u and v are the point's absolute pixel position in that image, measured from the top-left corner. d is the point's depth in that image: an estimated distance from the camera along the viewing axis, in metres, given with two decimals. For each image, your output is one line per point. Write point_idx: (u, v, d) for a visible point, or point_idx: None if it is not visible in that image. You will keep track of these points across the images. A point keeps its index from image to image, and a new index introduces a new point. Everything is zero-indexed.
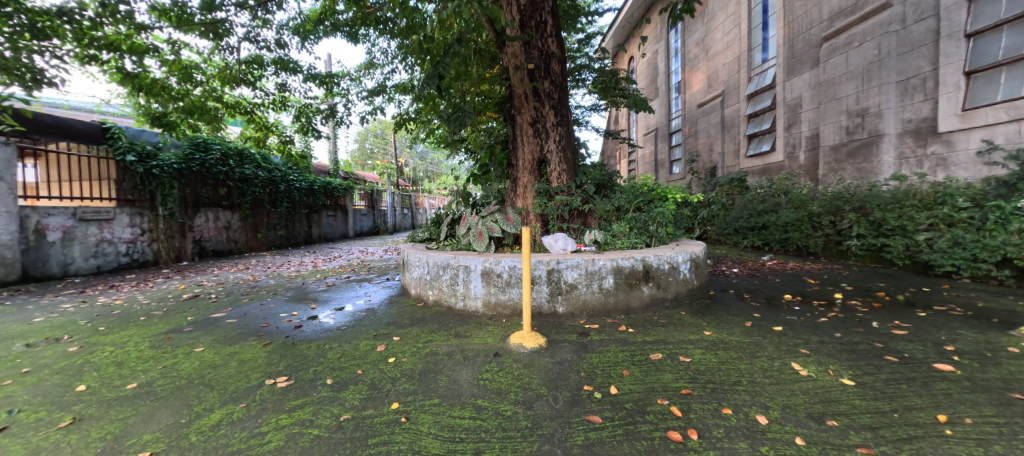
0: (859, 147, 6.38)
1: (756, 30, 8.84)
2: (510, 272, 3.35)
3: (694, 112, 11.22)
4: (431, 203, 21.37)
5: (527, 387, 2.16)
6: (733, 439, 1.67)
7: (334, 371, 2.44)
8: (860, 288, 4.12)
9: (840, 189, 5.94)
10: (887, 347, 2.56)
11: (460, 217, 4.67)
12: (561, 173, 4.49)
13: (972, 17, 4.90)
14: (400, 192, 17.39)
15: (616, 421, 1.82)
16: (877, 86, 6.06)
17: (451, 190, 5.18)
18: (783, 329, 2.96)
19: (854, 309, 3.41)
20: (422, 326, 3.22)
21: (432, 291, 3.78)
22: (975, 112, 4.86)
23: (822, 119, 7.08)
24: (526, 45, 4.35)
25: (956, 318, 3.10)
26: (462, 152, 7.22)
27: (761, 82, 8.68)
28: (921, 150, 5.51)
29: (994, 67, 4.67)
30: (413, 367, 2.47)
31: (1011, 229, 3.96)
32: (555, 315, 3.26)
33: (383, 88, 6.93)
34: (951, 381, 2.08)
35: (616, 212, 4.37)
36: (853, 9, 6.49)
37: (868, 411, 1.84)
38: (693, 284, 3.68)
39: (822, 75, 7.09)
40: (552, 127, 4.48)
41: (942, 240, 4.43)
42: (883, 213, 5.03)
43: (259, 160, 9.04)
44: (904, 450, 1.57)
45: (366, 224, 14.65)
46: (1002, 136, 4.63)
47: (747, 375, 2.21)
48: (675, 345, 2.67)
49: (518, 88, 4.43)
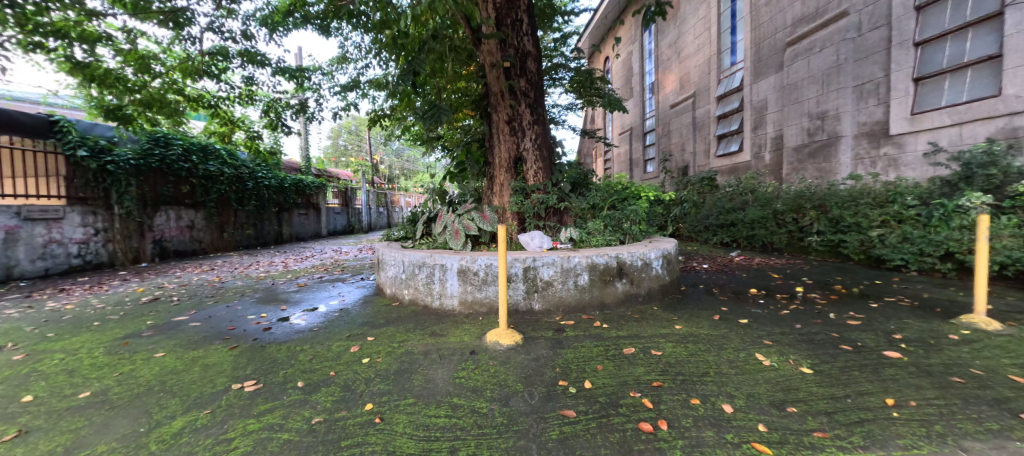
0: (819, 148, 6.72)
1: (725, 34, 9.16)
2: (487, 269, 3.35)
3: (667, 112, 11.55)
4: (408, 201, 21.08)
5: (503, 383, 2.17)
6: (701, 428, 1.73)
7: (305, 374, 2.37)
8: (820, 282, 4.35)
9: (802, 188, 6.23)
10: (842, 336, 2.72)
11: (437, 216, 4.61)
12: (537, 171, 4.48)
13: (920, 27, 5.23)
14: (375, 190, 17.05)
15: (590, 414, 1.86)
16: (836, 90, 6.39)
17: (427, 187, 5.15)
18: (749, 321, 3.10)
19: (814, 301, 3.60)
20: (397, 326, 3.18)
21: (408, 290, 3.74)
22: (923, 116, 5.20)
23: (785, 121, 7.42)
24: (502, 43, 4.32)
25: (903, 308, 3.32)
26: (440, 149, 7.14)
27: (730, 84, 8.99)
28: (876, 151, 5.85)
29: (939, 75, 5.01)
30: (388, 367, 2.43)
31: (953, 225, 4.22)
32: (532, 312, 3.29)
33: (357, 83, 6.75)
34: (899, 367, 2.23)
35: (591, 210, 4.43)
36: (813, 16, 6.81)
37: (824, 397, 1.95)
38: (666, 280, 3.76)
39: (785, 79, 7.42)
40: (529, 125, 4.49)
41: (893, 235, 4.71)
42: (841, 211, 5.32)
43: (225, 156, 8.64)
44: (856, 433, 1.67)
45: (340, 223, 14.30)
46: (945, 138, 4.97)
47: (714, 366, 2.30)
48: (647, 339, 2.75)
49: (494, 85, 4.40)
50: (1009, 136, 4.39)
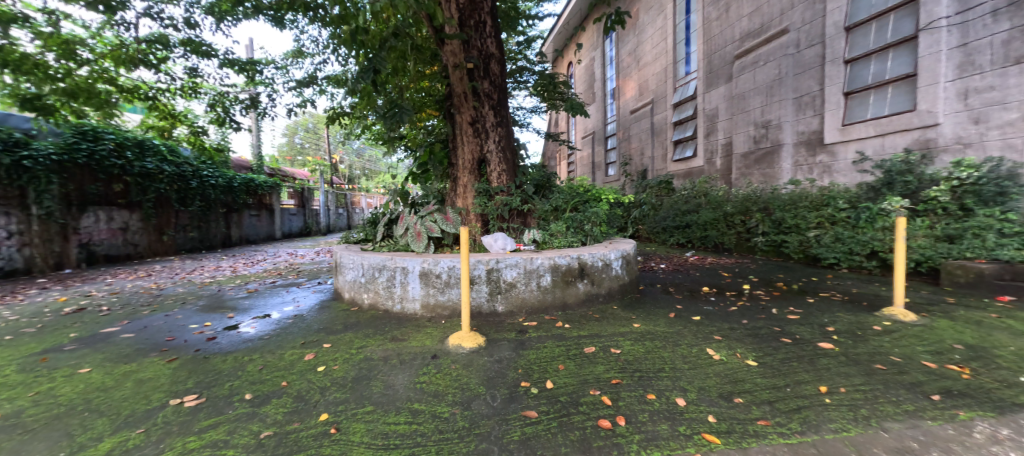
0: (764, 155, 7.20)
1: (680, 45, 9.62)
2: (449, 272, 3.30)
3: (627, 118, 11.96)
4: (369, 202, 20.44)
5: (465, 387, 2.15)
6: (656, 422, 1.80)
7: (253, 385, 2.23)
8: (764, 280, 4.66)
9: (749, 192, 6.66)
10: (783, 330, 2.93)
11: (398, 217, 4.50)
12: (500, 173, 4.49)
13: (849, 46, 5.75)
14: (335, 190, 16.41)
15: (551, 414, 1.88)
16: (778, 101, 6.89)
17: (388, 188, 5.02)
18: (701, 318, 3.26)
19: (759, 298, 3.86)
20: (356, 331, 3.06)
21: (367, 294, 3.63)
22: (851, 127, 5.72)
23: (734, 129, 7.89)
24: (465, 44, 4.31)
25: (836, 303, 3.63)
26: (402, 149, 6.99)
27: (685, 92, 9.45)
28: (812, 159, 6.36)
29: (865, 90, 5.54)
30: (345, 374, 2.34)
31: (877, 227, 4.66)
32: (495, 314, 3.29)
33: (314, 79, 6.47)
34: (831, 357, 2.44)
35: (554, 212, 4.49)
36: (758, 32, 7.31)
37: (766, 387, 2.09)
38: (625, 280, 3.88)
39: (734, 89, 7.90)
40: (492, 127, 4.49)
41: (827, 236, 5.12)
42: (783, 213, 5.73)
43: (165, 152, 7.99)
44: (794, 420, 1.79)
45: (296, 225, 13.63)
46: (870, 148, 5.49)
47: (669, 362, 2.40)
48: (607, 338, 2.82)
49: (457, 86, 4.38)
50: (922, 146, 4.91)
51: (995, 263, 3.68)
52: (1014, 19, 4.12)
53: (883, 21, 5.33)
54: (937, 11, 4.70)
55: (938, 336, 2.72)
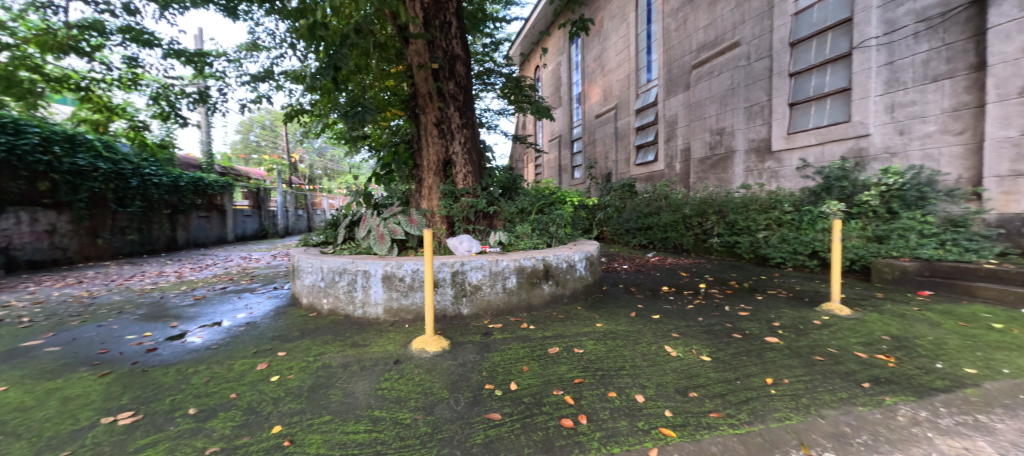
0: (719, 160, 7.60)
1: (641, 53, 9.98)
2: (413, 275, 3.23)
3: (592, 122, 12.24)
4: (331, 204, 19.70)
5: (428, 392, 2.11)
6: (616, 419, 1.85)
7: (199, 399, 2.09)
8: (719, 279, 4.92)
9: (705, 195, 7.00)
10: (734, 326, 3.10)
11: (361, 219, 4.37)
12: (466, 175, 4.46)
13: (793, 60, 6.19)
14: (294, 191, 15.69)
15: (514, 416, 1.89)
16: (731, 110, 7.29)
17: (350, 189, 4.86)
18: (660, 317, 3.39)
19: (714, 296, 4.06)
20: (314, 338, 2.94)
21: (327, 299, 3.50)
22: (795, 136, 6.15)
23: (692, 135, 8.28)
24: (430, 44, 4.27)
25: (781, 299, 3.89)
26: (365, 149, 6.80)
27: (646, 99, 9.81)
28: (762, 165, 6.78)
29: (807, 102, 5.99)
30: (301, 383, 2.24)
31: (817, 228, 5.03)
32: (460, 317, 3.27)
33: (270, 73, 6.16)
34: (776, 350, 2.60)
35: (519, 214, 4.51)
36: (713, 44, 7.71)
37: (719, 381, 2.20)
38: (589, 281, 3.97)
39: (692, 97, 8.28)
40: (457, 129, 4.46)
41: (774, 237, 5.47)
42: (736, 216, 6.07)
43: (100, 147, 7.34)
44: (743, 411, 1.90)
45: (250, 227, 12.91)
46: (812, 156, 5.93)
47: (629, 360, 2.48)
48: (571, 338, 2.87)
49: (422, 86, 4.33)
50: (855, 155, 5.36)
51: (916, 261, 4.05)
52: (932, 42, 4.57)
53: (823, 38, 5.77)
54: (868, 32, 5.14)
55: (868, 328, 2.98)
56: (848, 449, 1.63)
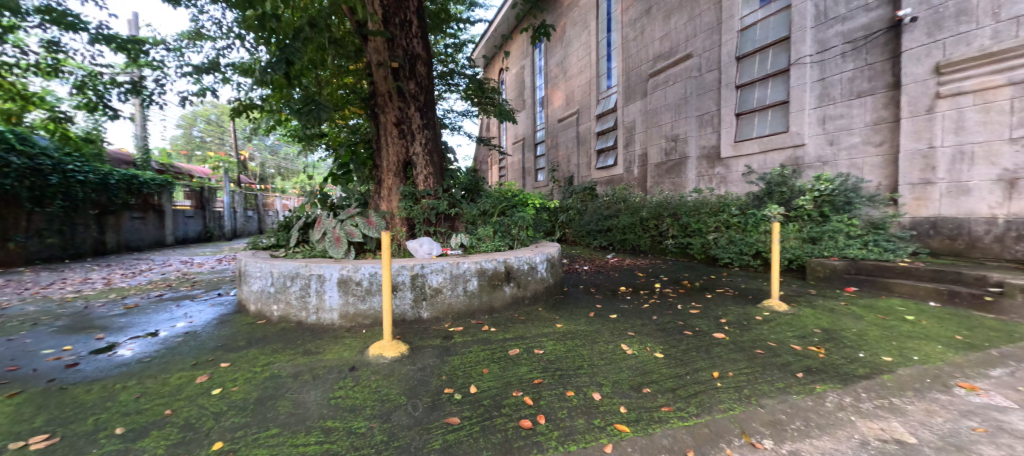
0: (673, 165, 7.98)
1: (602, 60, 10.29)
2: (371, 279, 3.14)
3: (555, 126, 12.46)
4: (285, 205, 18.72)
5: (384, 398, 2.06)
6: (573, 417, 1.89)
7: (127, 417, 1.91)
8: (673, 279, 5.16)
9: (661, 199, 7.32)
10: (686, 323, 3.26)
11: (315, 221, 4.19)
12: (427, 176, 4.40)
13: (739, 73, 6.62)
14: (243, 191, 14.76)
15: (473, 419, 1.88)
16: (684, 118, 7.68)
17: (304, 190, 4.65)
18: (617, 316, 3.51)
19: (668, 295, 4.26)
20: (262, 347, 2.78)
21: (278, 305, 3.32)
22: (741, 144, 6.58)
23: (649, 141, 8.63)
24: (389, 42, 4.18)
25: (728, 297, 4.14)
26: (322, 148, 6.53)
27: (606, 105, 10.12)
28: (712, 170, 7.19)
29: (751, 112, 6.43)
30: (247, 396, 2.11)
31: (760, 230, 5.40)
32: (420, 321, 3.21)
33: (216, 65, 5.77)
34: (723, 345, 2.77)
35: (482, 216, 4.50)
36: (668, 55, 8.09)
37: (670, 376, 2.31)
38: (550, 282, 4.02)
39: (648, 105, 8.65)
40: (418, 129, 4.38)
41: (723, 238, 5.81)
42: (688, 218, 6.39)
43: (11, 140, 6.54)
44: (692, 404, 2.00)
45: (193, 229, 12.00)
46: (755, 163, 6.37)
47: (587, 359, 2.54)
48: (531, 339, 2.90)
49: (381, 85, 4.23)
50: (793, 163, 5.81)
51: (844, 260, 4.44)
52: (857, 61, 5.04)
53: (765, 54, 6.21)
54: (803, 50, 5.60)
55: (803, 323, 3.24)
56: (784, 435, 1.76)
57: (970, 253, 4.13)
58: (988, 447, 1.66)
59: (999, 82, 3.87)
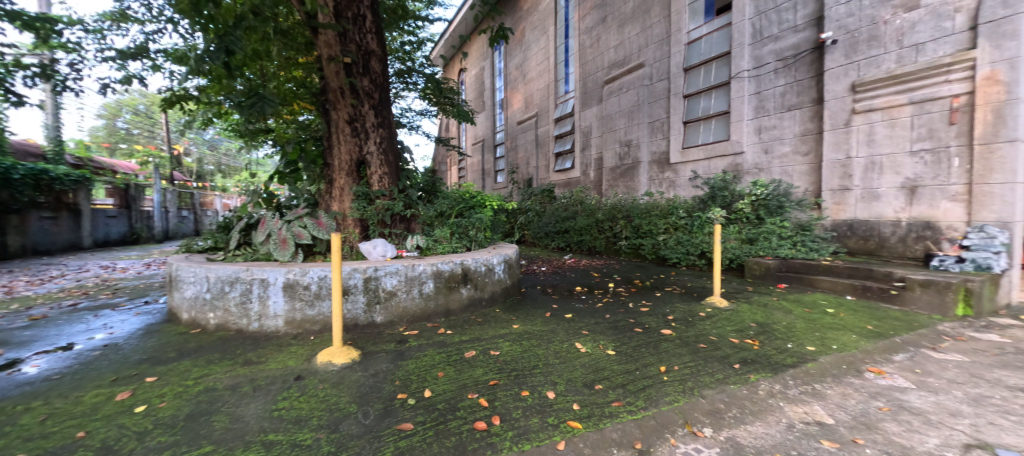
0: (627, 169, 8.31)
1: (559, 65, 10.52)
2: (319, 283, 3.00)
3: (514, 128, 12.57)
4: (226, 204, 17.40)
5: (333, 408, 1.97)
6: (528, 417, 1.91)
7: (28, 444, 1.69)
8: (625, 278, 5.36)
9: (615, 202, 7.60)
10: (636, 321, 3.41)
11: (259, 222, 3.93)
12: (382, 176, 4.27)
13: (686, 84, 7.02)
14: (176, 189, 13.54)
15: (427, 424, 1.85)
16: (637, 124, 8.03)
17: (246, 189, 4.34)
18: (572, 315, 3.60)
19: (620, 294, 4.43)
20: (196, 358, 2.57)
21: (215, 313, 3.08)
22: (688, 150, 6.99)
23: (604, 145, 8.93)
24: (341, 36, 4.03)
25: (676, 295, 4.38)
26: (267, 145, 6.15)
27: (564, 109, 10.35)
28: (662, 175, 7.57)
29: (697, 121, 6.84)
30: (177, 412, 1.94)
31: (705, 232, 5.76)
32: (373, 325, 3.11)
33: (145, 51, 5.27)
34: (670, 341, 2.92)
35: (439, 217, 4.44)
36: (622, 63, 8.42)
37: (621, 372, 2.40)
38: (507, 283, 4.05)
39: (604, 110, 8.94)
40: (372, 128, 4.25)
41: (671, 239, 6.13)
42: (640, 220, 6.68)
43: None
44: (640, 398, 2.09)
45: (116, 231, 10.84)
46: (701, 168, 6.79)
47: (543, 359, 2.58)
48: (488, 341, 2.90)
49: (332, 81, 4.06)
50: (733, 169, 6.25)
51: (777, 259, 4.85)
52: (787, 78, 5.51)
53: (709, 67, 6.64)
54: (742, 64, 6.05)
55: (741, 317, 3.49)
56: (722, 424, 1.90)
57: (879, 252, 4.64)
58: (892, 424, 1.87)
59: (901, 101, 4.37)
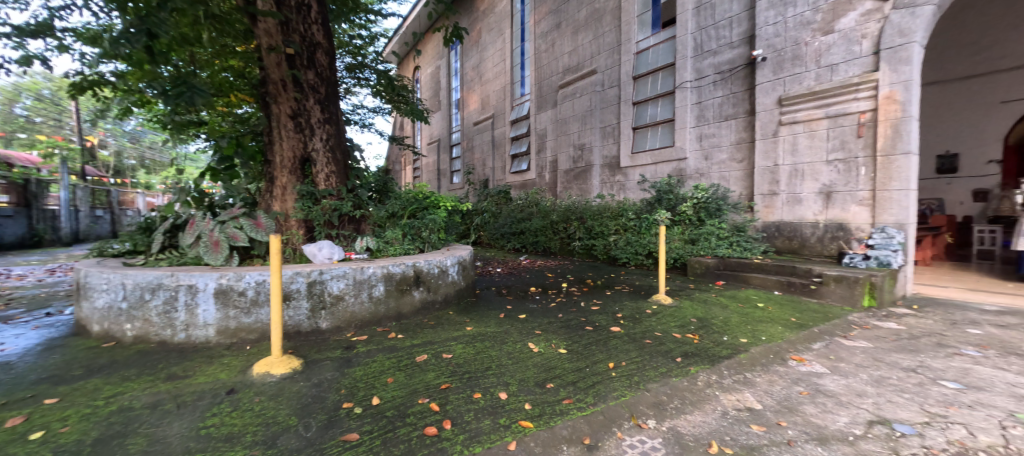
0: (580, 172, 8.54)
1: (515, 68, 10.62)
2: (257, 288, 2.80)
3: (470, 129, 12.50)
4: (149, 203, 15.75)
5: (271, 421, 1.84)
6: (479, 419, 1.90)
7: None
8: (578, 278, 5.51)
9: (569, 204, 7.78)
10: (587, 319, 3.52)
11: (187, 222, 3.60)
12: (329, 175, 4.07)
13: (635, 91, 7.36)
14: (88, 185, 12.05)
15: (374, 433, 1.78)
16: (589, 128, 8.28)
17: (173, 186, 3.96)
18: (526, 316, 3.64)
19: (573, 293, 4.54)
20: (108, 375, 2.29)
21: (132, 323, 2.77)
22: (637, 155, 7.32)
23: (558, 148, 9.12)
24: (283, 25, 3.80)
25: (625, 293, 4.57)
26: (199, 139, 5.64)
27: (520, 111, 10.46)
28: (613, 178, 7.87)
29: (645, 127, 7.19)
30: (82, 437, 1.72)
31: (652, 233, 6.05)
32: (318, 332, 2.96)
33: (48, 29, 4.64)
34: (618, 338, 3.04)
35: (390, 218, 4.30)
36: (575, 69, 8.66)
37: (572, 370, 2.46)
38: (461, 285, 4.01)
39: (558, 114, 9.14)
40: (318, 124, 4.04)
41: (621, 240, 6.38)
42: (592, 222, 6.90)
43: None
44: (590, 394, 2.15)
45: (9, 232, 9.43)
46: (648, 172, 7.14)
47: (496, 360, 2.58)
48: (440, 344, 2.86)
49: (273, 72, 3.81)
50: (677, 173, 6.64)
51: (715, 258, 5.22)
52: (724, 90, 5.94)
53: (655, 76, 7.00)
54: (685, 76, 6.44)
55: (683, 313, 3.71)
56: (664, 414, 2.01)
57: (802, 251, 5.13)
58: (810, 406, 2.07)
59: (819, 115, 4.86)
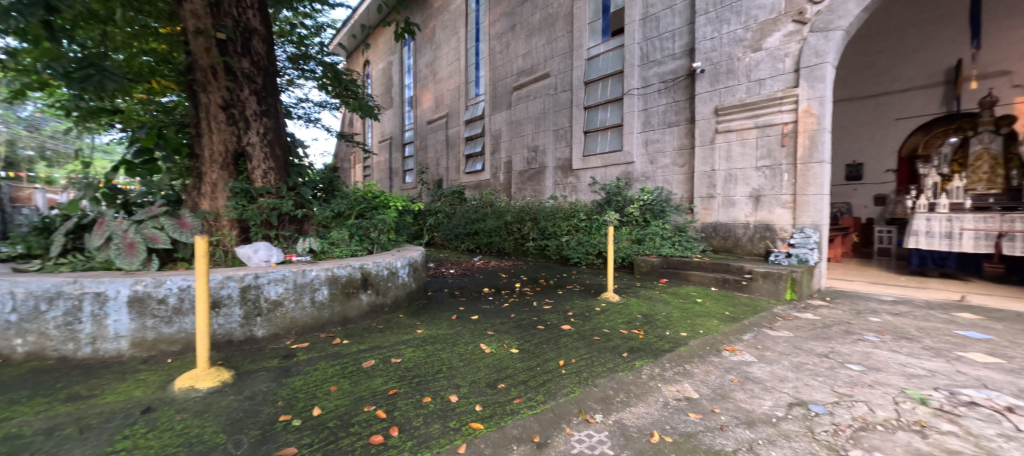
0: (534, 174, 8.66)
1: (470, 67, 10.56)
2: (181, 294, 2.55)
3: (424, 128, 12.24)
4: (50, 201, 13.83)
5: (195, 441, 1.68)
6: (428, 424, 1.86)
7: None
8: (531, 278, 5.58)
9: (523, 204, 7.86)
10: (539, 319, 3.57)
11: (95, 221, 3.19)
12: (267, 171, 3.79)
13: (586, 96, 7.59)
14: None
15: (314, 445, 1.68)
16: (543, 131, 8.42)
17: (76, 181, 3.49)
18: (478, 317, 3.62)
19: (526, 293, 4.59)
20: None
21: (23, 338, 2.41)
22: (588, 158, 7.56)
23: (513, 149, 9.19)
24: (214, 8, 3.49)
25: (576, 292, 4.70)
26: (111, 129, 5.03)
27: (474, 111, 10.41)
28: (565, 179, 8.06)
29: (595, 131, 7.44)
30: None
31: (601, 233, 6.27)
32: (253, 341, 2.74)
33: None
34: (569, 336, 3.10)
35: (336, 218, 4.09)
36: (529, 71, 8.77)
37: (524, 369, 2.48)
38: (412, 287, 3.90)
39: (513, 115, 9.21)
40: (254, 116, 3.75)
41: (573, 240, 6.54)
42: (545, 222, 7.02)
43: None
44: (540, 392, 2.18)
45: None
46: (598, 175, 7.39)
47: (447, 363, 2.54)
48: (389, 348, 2.76)
49: (201, 58, 3.49)
50: (625, 176, 6.93)
51: (659, 257, 5.50)
52: (667, 98, 6.29)
53: (605, 83, 7.27)
54: (632, 83, 6.74)
55: (630, 310, 3.88)
56: (611, 408, 2.08)
57: (735, 249, 5.56)
58: (741, 393, 2.24)
59: (749, 125, 5.29)
